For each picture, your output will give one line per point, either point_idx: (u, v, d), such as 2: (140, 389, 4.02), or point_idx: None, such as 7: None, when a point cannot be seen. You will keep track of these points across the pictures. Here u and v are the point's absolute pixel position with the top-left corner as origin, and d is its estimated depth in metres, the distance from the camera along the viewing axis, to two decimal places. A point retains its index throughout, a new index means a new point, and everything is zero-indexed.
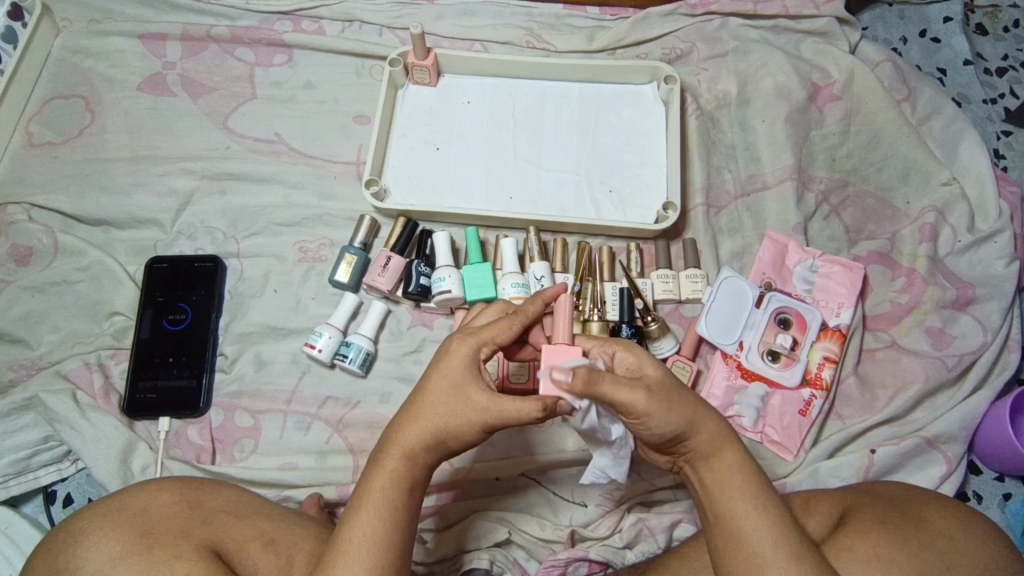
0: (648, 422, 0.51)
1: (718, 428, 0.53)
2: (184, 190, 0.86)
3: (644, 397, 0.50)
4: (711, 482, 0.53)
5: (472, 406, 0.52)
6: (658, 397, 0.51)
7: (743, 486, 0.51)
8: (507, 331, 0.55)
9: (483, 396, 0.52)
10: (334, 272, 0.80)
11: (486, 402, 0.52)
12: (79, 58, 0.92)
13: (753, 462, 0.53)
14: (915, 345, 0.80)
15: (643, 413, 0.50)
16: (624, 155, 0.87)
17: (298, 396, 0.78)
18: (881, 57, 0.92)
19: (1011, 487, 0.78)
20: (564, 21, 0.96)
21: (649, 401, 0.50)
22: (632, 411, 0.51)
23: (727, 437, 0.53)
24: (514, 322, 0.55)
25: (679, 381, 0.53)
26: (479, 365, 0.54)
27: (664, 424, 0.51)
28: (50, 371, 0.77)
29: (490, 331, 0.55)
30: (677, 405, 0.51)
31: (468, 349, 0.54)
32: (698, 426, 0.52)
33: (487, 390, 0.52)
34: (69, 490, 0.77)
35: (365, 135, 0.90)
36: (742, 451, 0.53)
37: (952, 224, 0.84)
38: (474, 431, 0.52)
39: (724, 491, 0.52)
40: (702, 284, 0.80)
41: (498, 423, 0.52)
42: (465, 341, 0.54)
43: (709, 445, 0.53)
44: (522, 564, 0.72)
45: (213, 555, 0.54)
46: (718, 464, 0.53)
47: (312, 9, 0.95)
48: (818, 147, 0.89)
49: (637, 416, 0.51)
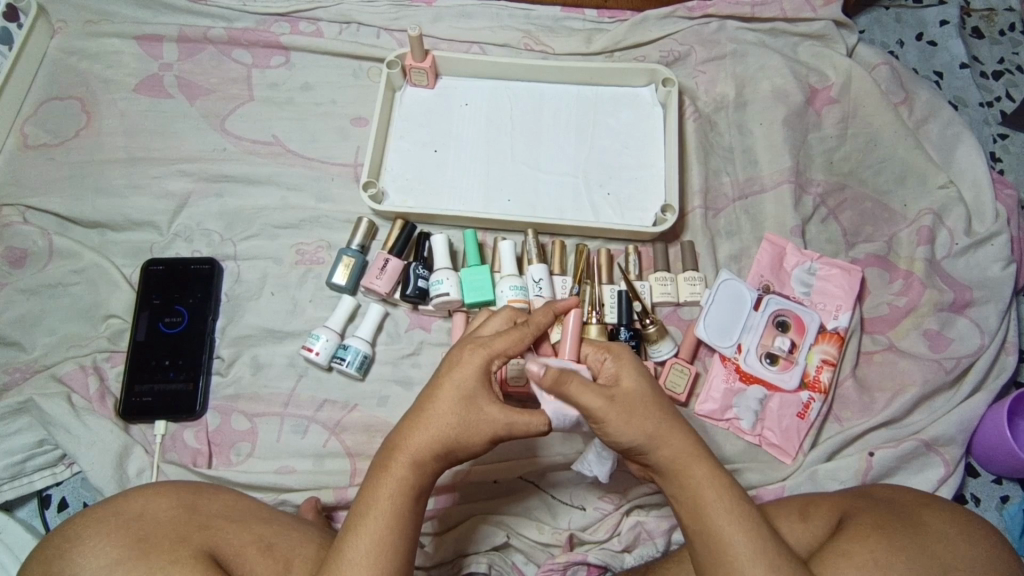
0: (608, 429, 0.52)
1: (686, 442, 0.52)
2: (180, 193, 0.85)
3: (603, 404, 0.52)
4: (684, 499, 0.52)
5: (484, 419, 0.53)
6: (619, 406, 0.52)
7: (716, 501, 0.50)
8: (518, 343, 0.55)
9: (496, 409, 0.53)
10: (332, 274, 0.79)
11: (499, 415, 0.53)
12: (75, 59, 0.91)
13: (725, 474, 0.52)
14: (912, 347, 0.80)
15: (601, 418, 0.52)
16: (622, 158, 0.87)
17: (296, 399, 0.78)
18: (877, 60, 0.93)
19: (1008, 490, 0.78)
20: (562, 24, 0.96)
21: (608, 408, 0.52)
22: (591, 415, 0.53)
23: (697, 451, 0.52)
24: (528, 333, 0.56)
25: (651, 394, 0.53)
26: (490, 376, 0.55)
27: (624, 434, 0.52)
28: (45, 374, 0.76)
29: (503, 343, 0.54)
30: (640, 417, 0.52)
31: (481, 360, 0.54)
32: (662, 440, 0.52)
33: (498, 402, 0.54)
34: (64, 495, 0.77)
35: (363, 136, 0.89)
36: (713, 463, 0.52)
37: (949, 227, 0.84)
38: (483, 442, 0.53)
39: (697, 507, 0.51)
40: (700, 286, 0.80)
41: (506, 434, 0.54)
42: (476, 352, 0.54)
43: (677, 461, 0.52)
44: (520, 567, 0.72)
45: (210, 560, 0.53)
46: (687, 481, 0.51)
47: (309, 11, 0.94)
48: (815, 150, 0.89)
49: (597, 421, 0.53)
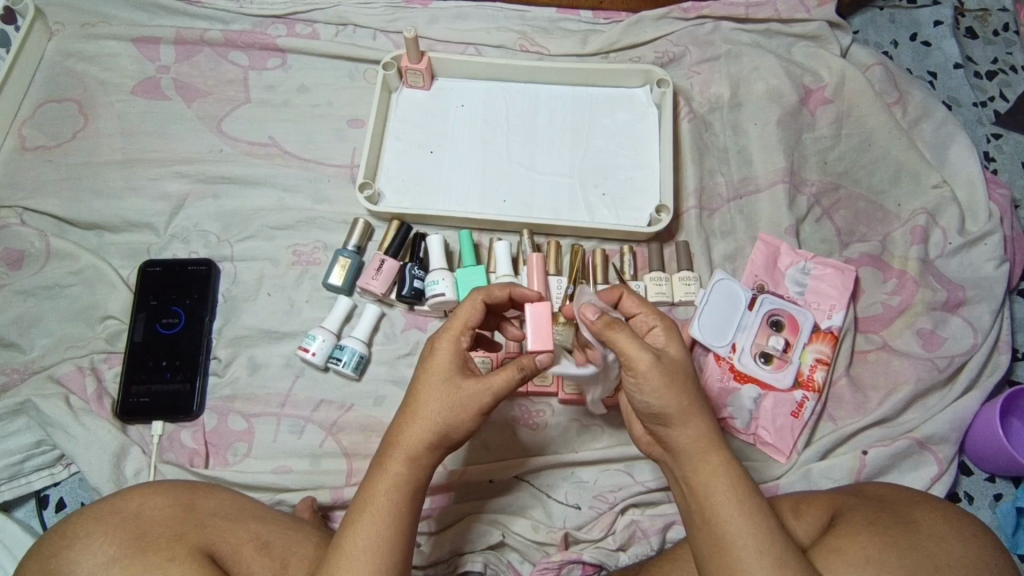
0: (644, 384, 0.52)
1: (708, 430, 0.53)
2: (177, 194, 0.86)
3: (650, 358, 0.52)
4: (698, 484, 0.52)
5: (465, 395, 0.53)
6: (662, 367, 0.52)
7: (729, 492, 0.51)
8: (475, 312, 0.57)
9: (473, 381, 0.54)
10: (328, 275, 0.80)
11: (477, 385, 0.54)
12: (73, 61, 0.92)
13: (742, 469, 0.52)
14: (906, 346, 0.80)
15: (642, 371, 0.52)
16: (617, 158, 0.87)
17: (292, 400, 0.78)
18: (871, 61, 0.93)
19: (1002, 488, 0.79)
20: (557, 25, 0.96)
21: (652, 366, 0.52)
22: (633, 367, 0.53)
23: (715, 440, 0.53)
24: (476, 300, 0.57)
25: (690, 371, 0.54)
26: (464, 356, 0.56)
27: (657, 396, 0.52)
28: (42, 375, 0.77)
29: (462, 317, 0.56)
30: (676, 385, 0.53)
31: (451, 343, 0.55)
32: (687, 420, 0.52)
33: (475, 376, 0.54)
34: (62, 495, 0.77)
35: (359, 138, 0.90)
36: (729, 456, 0.53)
37: (942, 227, 0.85)
38: (471, 418, 0.54)
39: (709, 494, 0.51)
40: (694, 286, 0.81)
41: (491, 403, 0.54)
42: (445, 336, 0.56)
43: (694, 445, 0.53)
44: (515, 566, 0.72)
45: (208, 558, 0.54)
46: (705, 467, 0.52)
47: (305, 13, 0.95)
48: (809, 150, 0.90)
49: (633, 374, 0.53)
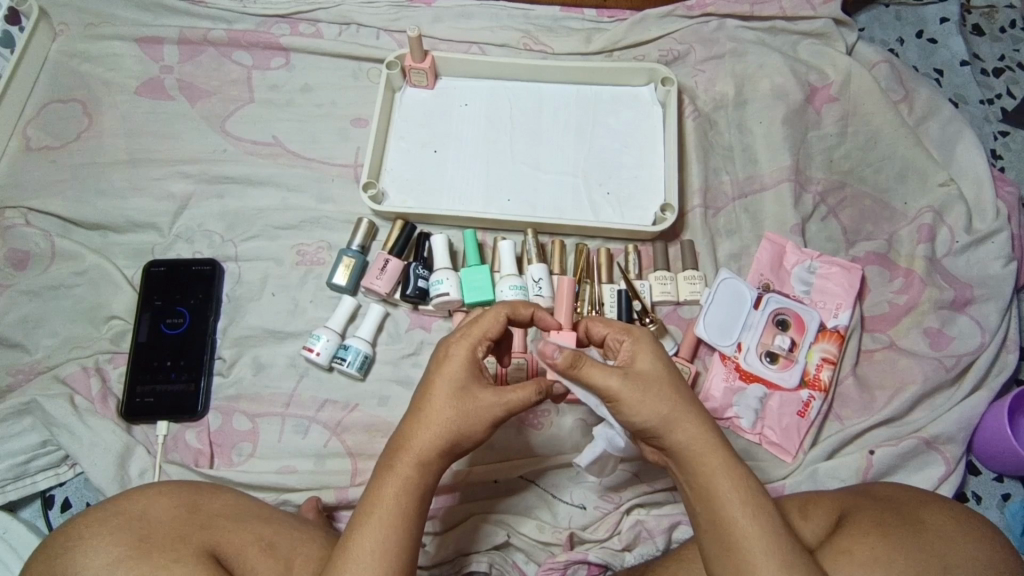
0: (620, 406, 0.53)
1: (701, 432, 0.52)
2: (181, 195, 0.86)
3: (618, 382, 0.53)
4: (698, 487, 0.51)
5: (480, 405, 0.54)
6: (633, 384, 0.53)
7: (731, 492, 0.50)
8: (495, 323, 0.57)
9: (489, 393, 0.54)
10: (333, 274, 0.79)
11: (493, 398, 0.54)
12: (77, 62, 0.92)
13: (743, 467, 0.52)
14: (912, 345, 0.80)
15: (614, 395, 0.53)
16: (622, 157, 0.87)
17: (297, 399, 0.78)
18: (877, 59, 0.92)
19: (1010, 487, 0.78)
20: (561, 23, 0.96)
21: (621, 387, 0.53)
22: (605, 395, 0.54)
23: (710, 441, 0.52)
24: (499, 313, 0.57)
25: (667, 376, 0.54)
26: (478, 363, 0.56)
27: (639, 410, 0.52)
28: (48, 375, 0.77)
29: (481, 327, 0.56)
30: (655, 395, 0.53)
31: (466, 351, 0.55)
32: (675, 426, 0.52)
33: (489, 387, 0.55)
34: (67, 495, 0.77)
35: (363, 137, 0.90)
36: (728, 454, 0.52)
37: (949, 225, 0.84)
38: (484, 428, 0.54)
39: (710, 497, 0.51)
40: (700, 285, 0.80)
41: (505, 415, 0.55)
42: (460, 344, 0.56)
43: (687, 449, 0.52)
44: (520, 566, 0.72)
45: (212, 558, 0.54)
46: (702, 470, 0.51)
47: (308, 13, 0.94)
48: (815, 148, 0.89)
49: (610, 399, 0.54)
